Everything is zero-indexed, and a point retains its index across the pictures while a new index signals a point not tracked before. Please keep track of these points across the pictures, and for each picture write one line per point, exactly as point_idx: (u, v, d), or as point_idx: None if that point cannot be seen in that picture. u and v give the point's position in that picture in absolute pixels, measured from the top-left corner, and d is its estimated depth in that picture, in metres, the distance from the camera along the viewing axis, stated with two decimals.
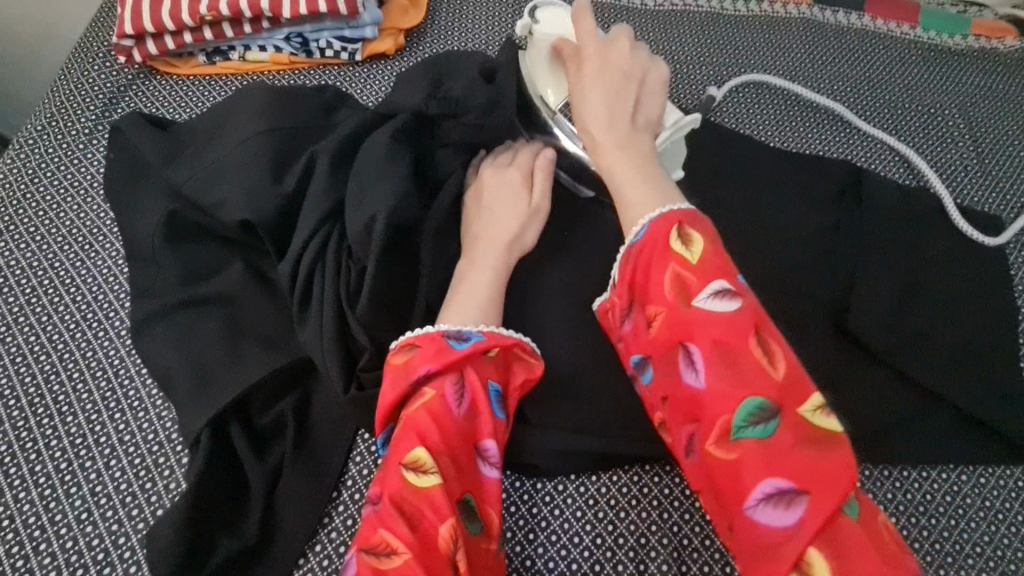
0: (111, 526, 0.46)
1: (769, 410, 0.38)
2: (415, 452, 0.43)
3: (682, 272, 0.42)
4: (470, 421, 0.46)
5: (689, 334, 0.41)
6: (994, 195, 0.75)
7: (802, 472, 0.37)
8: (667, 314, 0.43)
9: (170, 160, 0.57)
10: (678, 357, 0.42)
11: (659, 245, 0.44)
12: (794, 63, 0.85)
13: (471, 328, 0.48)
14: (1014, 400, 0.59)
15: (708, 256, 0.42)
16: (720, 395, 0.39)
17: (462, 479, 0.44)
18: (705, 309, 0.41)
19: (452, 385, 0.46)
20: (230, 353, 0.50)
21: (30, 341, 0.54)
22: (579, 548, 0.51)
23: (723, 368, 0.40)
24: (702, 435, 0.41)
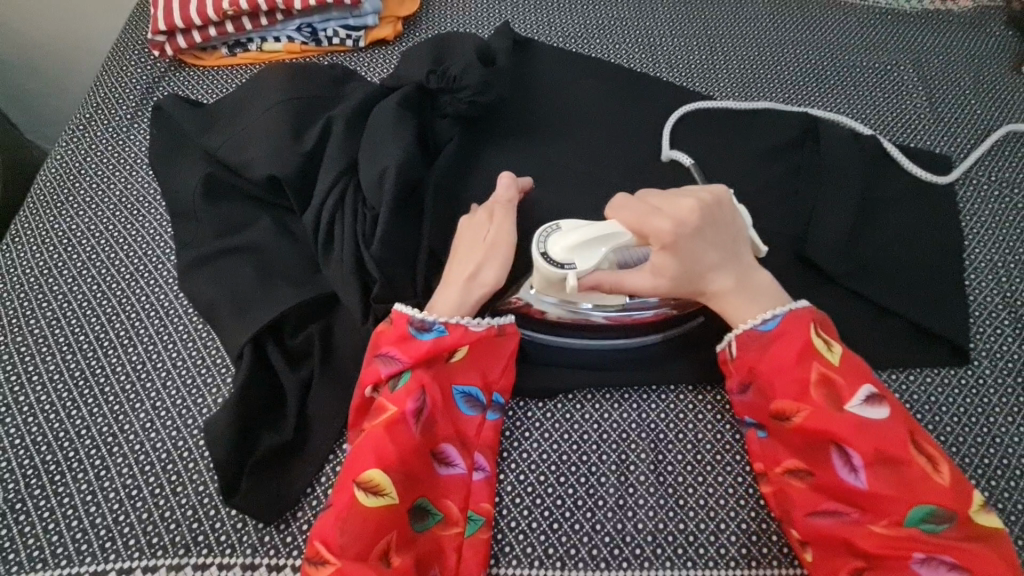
0: (172, 432, 0.54)
1: (934, 505, 0.47)
2: (370, 472, 0.49)
3: (827, 372, 0.51)
4: (427, 424, 0.53)
5: (845, 437, 0.49)
6: (945, 139, 0.82)
7: (966, 558, 0.45)
8: (811, 410, 0.50)
9: (206, 133, 0.66)
10: (837, 457, 0.49)
11: (793, 352, 0.52)
12: (759, 31, 0.92)
13: (433, 318, 0.55)
14: (958, 312, 0.66)
15: (851, 362, 0.51)
16: (885, 495, 0.47)
17: (418, 486, 0.51)
18: (857, 413, 0.49)
19: (410, 402, 0.52)
20: (265, 289, 0.59)
21: (92, 288, 0.62)
22: (568, 442, 0.57)
23: (882, 468, 0.48)
24: (859, 524, 0.48)
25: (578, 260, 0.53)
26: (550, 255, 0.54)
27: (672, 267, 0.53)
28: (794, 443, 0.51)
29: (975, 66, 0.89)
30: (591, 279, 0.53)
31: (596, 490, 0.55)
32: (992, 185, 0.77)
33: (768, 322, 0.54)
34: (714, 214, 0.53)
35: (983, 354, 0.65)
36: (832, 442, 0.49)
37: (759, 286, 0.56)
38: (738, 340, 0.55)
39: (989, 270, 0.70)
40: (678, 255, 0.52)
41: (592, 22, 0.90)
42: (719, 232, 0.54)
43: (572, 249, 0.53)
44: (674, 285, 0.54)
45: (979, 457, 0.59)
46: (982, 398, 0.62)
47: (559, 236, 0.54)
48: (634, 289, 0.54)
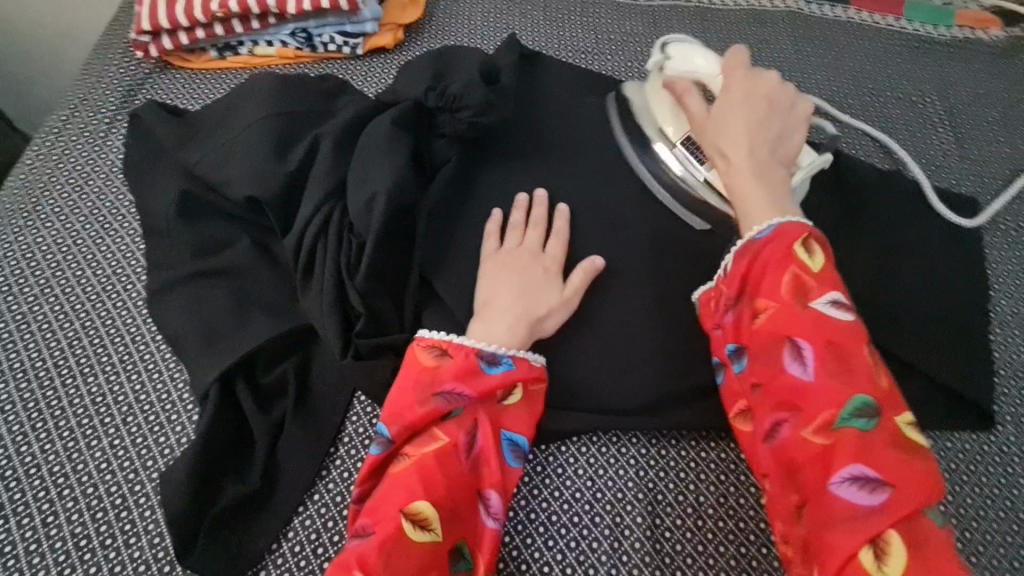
0: (129, 475, 0.50)
1: (868, 407, 0.42)
2: (417, 503, 0.45)
3: (801, 274, 0.46)
4: (479, 463, 0.48)
5: (802, 330, 0.44)
6: (971, 178, 0.77)
7: (892, 470, 0.40)
8: (779, 307, 0.46)
9: (186, 145, 0.61)
10: (787, 351, 0.44)
11: (779, 253, 0.47)
12: (779, 53, 0.88)
13: (503, 350, 0.51)
14: (982, 370, 0.62)
15: (829, 269, 0.46)
16: (827, 392, 0.42)
17: (459, 528, 0.46)
18: (819, 310, 0.45)
19: (464, 434, 0.48)
20: (239, 319, 0.54)
21: (55, 308, 0.58)
22: (559, 501, 0.53)
23: (834, 366, 0.43)
24: (795, 423, 0.43)
25: (674, 59, 0.63)
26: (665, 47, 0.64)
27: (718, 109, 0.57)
28: (756, 342, 0.46)
29: (1005, 100, 0.85)
30: (669, 79, 0.61)
31: (586, 557, 0.51)
32: (1021, 232, 0.73)
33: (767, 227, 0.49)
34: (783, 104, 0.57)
35: (1008, 419, 0.60)
36: (786, 337, 0.45)
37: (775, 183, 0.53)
38: (740, 247, 0.50)
39: (1015, 325, 0.66)
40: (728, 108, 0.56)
41: (604, 36, 0.86)
42: (777, 117, 0.56)
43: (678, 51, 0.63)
44: (708, 123, 0.57)
45: (1001, 533, 0.55)
46: (1004, 467, 0.58)
47: (680, 44, 0.64)
48: (691, 111, 0.58)
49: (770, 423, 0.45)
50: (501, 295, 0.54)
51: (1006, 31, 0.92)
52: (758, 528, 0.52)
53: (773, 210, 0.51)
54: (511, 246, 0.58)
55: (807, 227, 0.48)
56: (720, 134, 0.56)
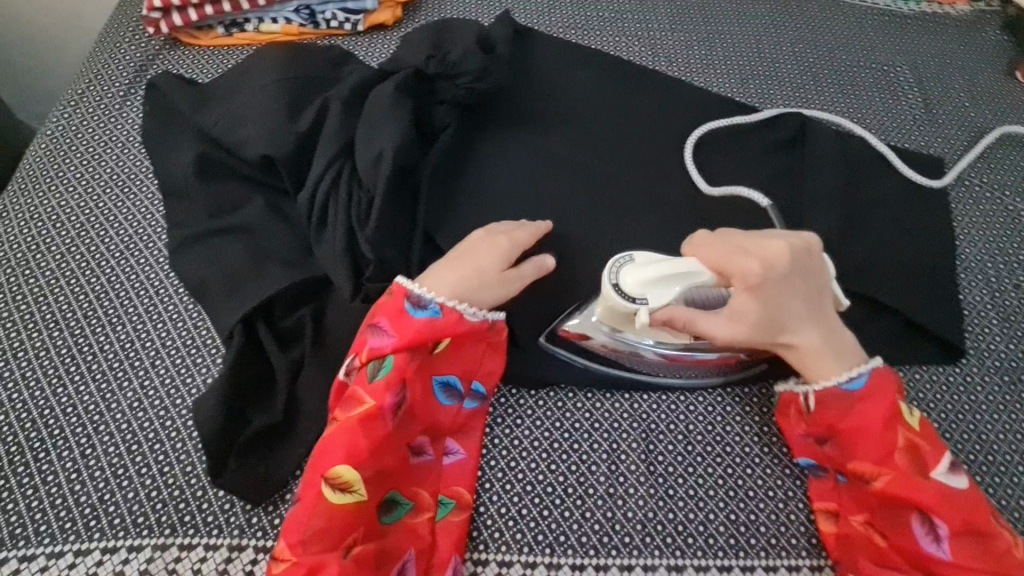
0: (159, 412, 0.53)
1: None
2: (339, 468, 0.48)
3: (913, 438, 0.50)
4: (406, 419, 0.52)
5: (932, 505, 0.48)
6: (939, 140, 0.82)
7: None
8: (894, 476, 0.49)
9: (201, 112, 0.65)
10: (919, 526, 0.48)
11: (878, 417, 0.51)
12: (758, 28, 0.92)
13: (430, 297, 0.53)
14: (948, 310, 0.67)
15: (929, 428, 0.51)
16: (967, 565, 0.47)
17: (388, 479, 0.51)
18: (942, 482, 0.49)
19: (390, 397, 0.51)
20: (257, 269, 0.58)
21: (81, 265, 0.61)
22: (560, 430, 0.57)
23: (968, 542, 0.47)
24: None
25: (652, 297, 0.50)
26: (622, 287, 0.51)
27: (752, 312, 0.51)
28: (875, 502, 0.50)
29: (970, 68, 0.90)
30: (664, 315, 0.51)
31: (586, 478, 0.55)
32: (984, 187, 0.78)
33: (857, 380, 0.52)
34: (806, 262, 0.52)
35: (972, 352, 0.65)
36: (914, 508, 0.48)
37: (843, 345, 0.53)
38: (815, 396, 0.53)
39: (979, 270, 0.71)
40: (761, 298, 0.51)
41: (593, 12, 0.90)
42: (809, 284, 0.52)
43: (647, 283, 0.50)
44: (751, 331, 0.51)
45: (965, 452, 0.60)
46: (969, 395, 0.63)
47: (633, 269, 0.51)
48: (710, 333, 0.51)
49: None
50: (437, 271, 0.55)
51: (971, 5, 0.97)
52: (744, 450, 0.56)
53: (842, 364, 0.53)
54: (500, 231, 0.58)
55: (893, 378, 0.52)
56: (774, 329, 0.52)
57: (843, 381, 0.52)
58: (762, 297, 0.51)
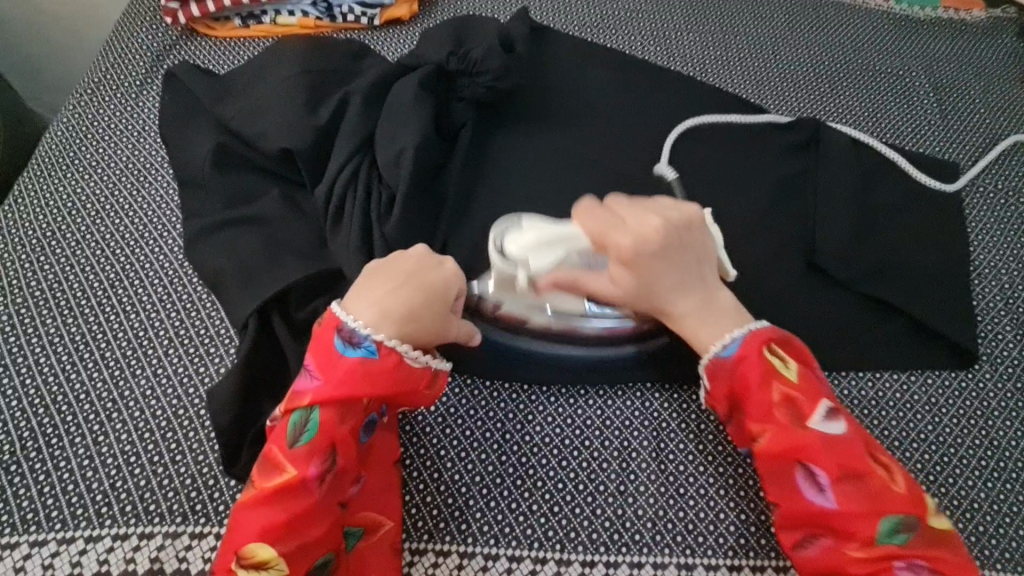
0: (172, 401, 0.54)
1: (906, 521, 0.46)
2: (253, 546, 0.44)
3: (789, 391, 0.49)
4: (336, 482, 0.47)
5: (811, 455, 0.47)
6: (954, 145, 0.82)
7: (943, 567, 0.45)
8: (775, 431, 0.48)
9: (220, 103, 0.65)
10: (804, 478, 0.47)
11: (756, 374, 0.50)
12: (773, 30, 0.92)
13: (366, 333, 0.47)
14: (961, 316, 0.66)
15: (805, 376, 0.50)
16: (854, 512, 0.46)
17: (313, 550, 0.46)
18: (820, 429, 0.48)
19: (316, 465, 0.46)
20: (271, 260, 0.58)
21: (96, 253, 0.61)
22: (572, 427, 0.57)
23: (850, 487, 0.46)
24: (832, 544, 0.47)
25: (531, 261, 0.53)
26: (506, 252, 0.54)
27: (628, 281, 0.53)
28: (762, 467, 0.49)
29: (985, 75, 0.90)
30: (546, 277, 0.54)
31: (597, 476, 0.55)
32: (999, 194, 0.77)
33: (732, 345, 0.51)
34: (681, 236, 0.53)
35: (985, 359, 0.65)
36: (796, 462, 0.48)
37: (722, 307, 0.54)
38: (709, 366, 0.52)
39: (993, 276, 0.71)
40: (634, 268, 0.52)
41: (609, 12, 0.90)
42: (686, 253, 0.53)
43: (527, 248, 0.53)
44: (628, 296, 0.53)
45: (976, 458, 0.60)
46: (981, 401, 0.63)
47: (515, 235, 0.54)
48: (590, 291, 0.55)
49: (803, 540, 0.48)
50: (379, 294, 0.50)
51: (987, 12, 0.97)
52: None
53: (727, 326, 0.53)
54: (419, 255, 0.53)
55: (770, 334, 0.51)
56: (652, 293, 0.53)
57: (719, 348, 0.52)
58: (635, 267, 0.52)
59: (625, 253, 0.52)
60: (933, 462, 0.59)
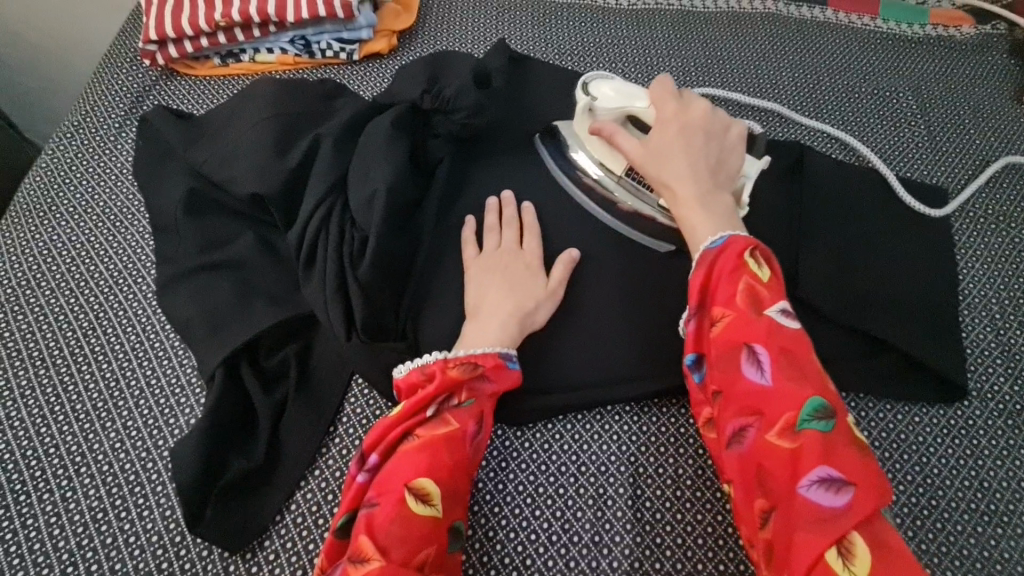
0: (141, 454, 0.53)
1: (832, 419, 0.44)
2: (422, 480, 0.47)
3: (754, 284, 0.49)
4: (479, 449, 0.52)
5: (759, 338, 0.46)
6: (942, 169, 0.80)
7: (856, 472, 0.42)
8: (735, 316, 0.48)
9: (193, 147, 0.65)
10: (747, 356, 0.47)
11: (729, 264, 0.50)
12: (757, 52, 0.91)
13: (510, 355, 0.54)
14: (950, 349, 0.65)
15: (774, 279, 0.50)
16: (787, 395, 0.45)
17: (457, 508, 0.49)
18: (774, 318, 0.47)
19: (473, 427, 0.51)
20: (242, 307, 0.58)
21: (70, 300, 0.61)
22: (546, 473, 0.56)
23: (790, 375, 0.45)
24: (758, 428, 0.45)
25: (603, 102, 0.62)
26: (591, 88, 0.63)
27: (655, 141, 0.57)
28: (714, 347, 0.48)
29: (975, 94, 0.88)
30: (597, 122, 0.61)
31: (572, 525, 0.54)
32: (989, 218, 0.76)
33: (718, 239, 0.52)
34: (717, 127, 0.58)
35: (974, 394, 0.63)
36: (745, 345, 0.47)
37: (722, 207, 0.55)
38: (698, 259, 0.52)
39: (982, 306, 0.69)
40: (663, 135, 0.57)
41: (590, 39, 0.90)
42: (709, 143, 0.57)
43: (608, 93, 0.62)
44: (643, 155, 0.58)
45: (966, 501, 0.58)
46: (971, 439, 0.61)
47: (607, 81, 0.63)
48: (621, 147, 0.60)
49: (732, 428, 0.46)
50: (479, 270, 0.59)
51: (977, 28, 0.95)
52: None
53: (721, 215, 0.54)
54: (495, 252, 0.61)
55: (750, 238, 0.51)
56: (661, 166, 0.57)
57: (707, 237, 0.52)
58: (664, 134, 0.57)
59: (665, 120, 0.58)
60: (922, 505, 0.58)
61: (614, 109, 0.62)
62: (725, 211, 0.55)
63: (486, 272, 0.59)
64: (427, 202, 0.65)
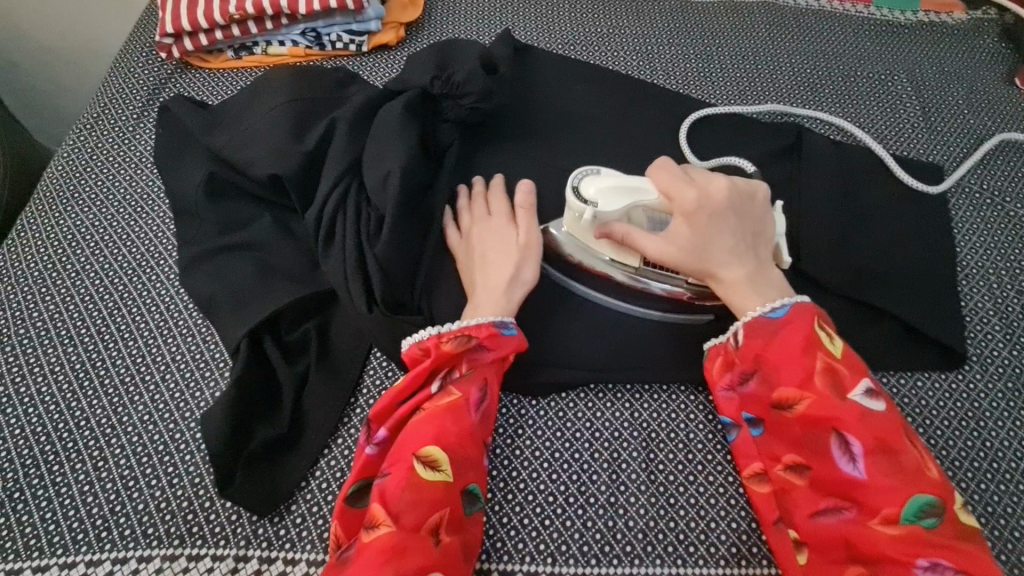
0: (169, 425, 0.55)
1: (934, 504, 0.46)
2: (429, 447, 0.49)
3: (830, 363, 0.50)
4: (486, 416, 0.54)
5: (847, 423, 0.48)
6: (938, 148, 0.83)
7: (960, 554, 0.44)
8: (815, 400, 0.50)
9: (212, 134, 0.67)
10: (837, 446, 0.49)
11: (800, 344, 0.52)
12: (755, 40, 0.94)
13: (503, 321, 0.55)
14: (950, 317, 0.67)
15: (850, 354, 0.51)
16: (882, 484, 0.47)
17: (469, 472, 0.50)
18: (859, 403, 0.49)
19: (476, 395, 0.53)
20: (263, 284, 0.59)
21: (95, 282, 0.63)
22: (561, 440, 0.58)
23: (883, 461, 0.47)
24: (855, 515, 0.48)
25: (603, 203, 0.57)
26: (581, 192, 0.58)
27: (683, 234, 0.56)
28: (794, 429, 0.51)
29: (968, 77, 0.90)
30: (605, 224, 0.57)
31: (587, 488, 0.55)
32: (985, 194, 0.78)
33: (778, 309, 0.54)
34: (742, 200, 0.57)
35: (975, 359, 0.65)
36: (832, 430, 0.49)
37: (772, 286, 0.56)
38: (748, 326, 0.54)
39: (981, 276, 0.71)
40: (694, 224, 0.56)
41: (592, 29, 0.92)
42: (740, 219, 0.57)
43: (603, 191, 0.58)
44: (680, 251, 0.56)
45: (969, 460, 0.60)
46: (972, 402, 0.63)
47: (596, 178, 0.58)
48: (643, 249, 0.57)
49: (827, 508, 0.49)
50: (472, 262, 0.60)
51: (968, 13, 0.98)
52: None
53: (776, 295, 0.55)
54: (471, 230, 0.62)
55: (818, 312, 0.53)
56: (704, 255, 0.56)
57: (764, 310, 0.54)
58: (693, 222, 0.56)
59: (688, 209, 0.56)
60: None
61: (618, 209, 0.57)
62: (779, 287, 0.56)
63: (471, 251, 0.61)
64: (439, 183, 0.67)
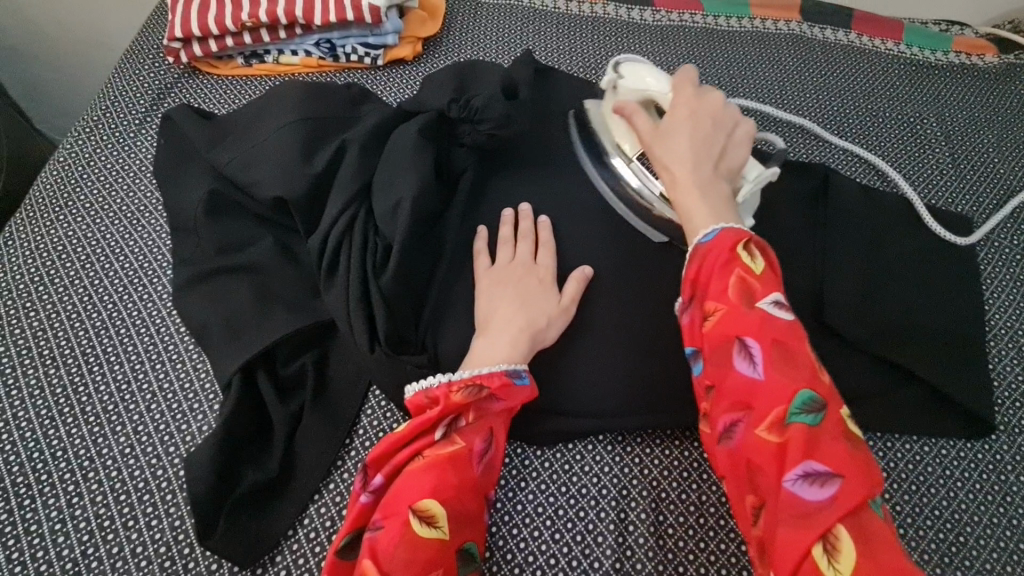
0: (151, 460, 0.52)
1: (818, 404, 0.41)
2: (427, 500, 0.45)
3: (745, 276, 0.45)
4: (488, 468, 0.50)
5: (751, 330, 0.43)
6: (967, 198, 0.80)
7: (844, 464, 0.39)
8: (727, 310, 0.45)
9: (216, 148, 0.64)
10: (736, 351, 0.43)
11: (722, 259, 0.46)
12: (782, 73, 0.91)
13: (517, 369, 0.52)
14: (978, 382, 0.64)
15: (771, 272, 0.46)
16: (778, 388, 0.41)
17: (467, 529, 0.47)
18: (766, 310, 0.44)
19: (479, 445, 0.50)
20: (260, 313, 0.56)
21: (83, 299, 0.60)
22: (565, 496, 0.55)
23: (780, 363, 0.42)
24: (748, 423, 0.42)
25: (630, 80, 0.61)
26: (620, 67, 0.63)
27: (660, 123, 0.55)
28: (705, 344, 0.46)
29: (1000, 123, 0.88)
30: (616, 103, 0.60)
31: (591, 551, 0.52)
32: (1015, 249, 0.75)
33: (713, 230, 0.48)
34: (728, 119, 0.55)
35: (1002, 428, 0.62)
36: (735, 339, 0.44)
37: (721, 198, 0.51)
38: (690, 253, 0.49)
39: (1009, 338, 0.68)
40: (673, 119, 0.55)
41: (614, 52, 0.89)
42: (719, 132, 0.54)
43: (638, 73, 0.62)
44: (653, 139, 0.55)
45: (995, 538, 0.57)
46: (997, 474, 0.60)
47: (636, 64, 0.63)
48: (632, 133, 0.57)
49: (726, 424, 0.43)
50: (491, 299, 0.57)
51: (1000, 57, 0.95)
52: None
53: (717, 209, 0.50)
54: (505, 267, 0.59)
55: (748, 232, 0.48)
56: (667, 149, 0.54)
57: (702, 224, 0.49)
58: (676, 115, 0.55)
59: (679, 104, 0.56)
60: (950, 543, 0.56)
61: (639, 91, 0.61)
62: (723, 201, 0.51)
63: (490, 287, 0.58)
64: (451, 213, 0.64)
